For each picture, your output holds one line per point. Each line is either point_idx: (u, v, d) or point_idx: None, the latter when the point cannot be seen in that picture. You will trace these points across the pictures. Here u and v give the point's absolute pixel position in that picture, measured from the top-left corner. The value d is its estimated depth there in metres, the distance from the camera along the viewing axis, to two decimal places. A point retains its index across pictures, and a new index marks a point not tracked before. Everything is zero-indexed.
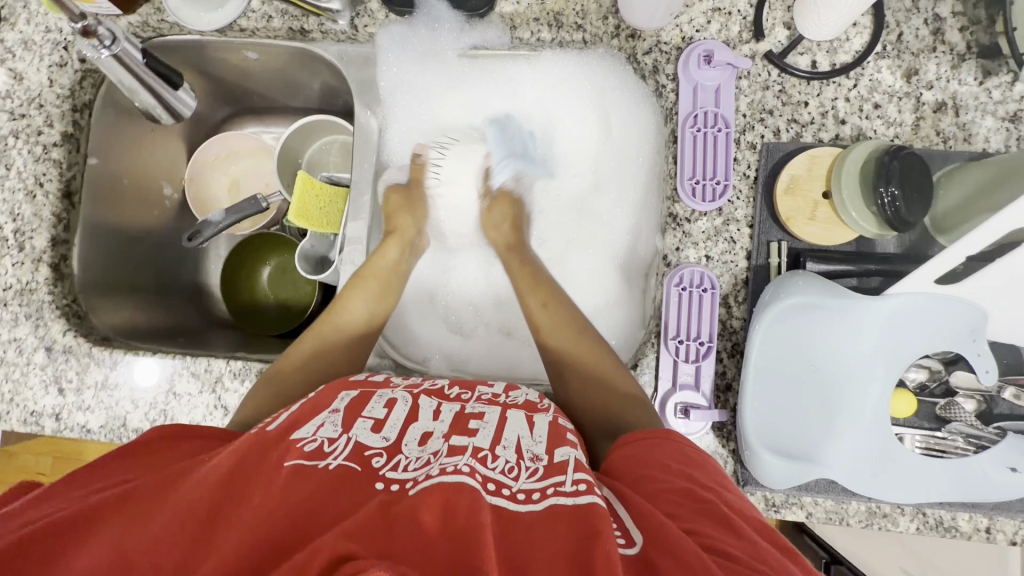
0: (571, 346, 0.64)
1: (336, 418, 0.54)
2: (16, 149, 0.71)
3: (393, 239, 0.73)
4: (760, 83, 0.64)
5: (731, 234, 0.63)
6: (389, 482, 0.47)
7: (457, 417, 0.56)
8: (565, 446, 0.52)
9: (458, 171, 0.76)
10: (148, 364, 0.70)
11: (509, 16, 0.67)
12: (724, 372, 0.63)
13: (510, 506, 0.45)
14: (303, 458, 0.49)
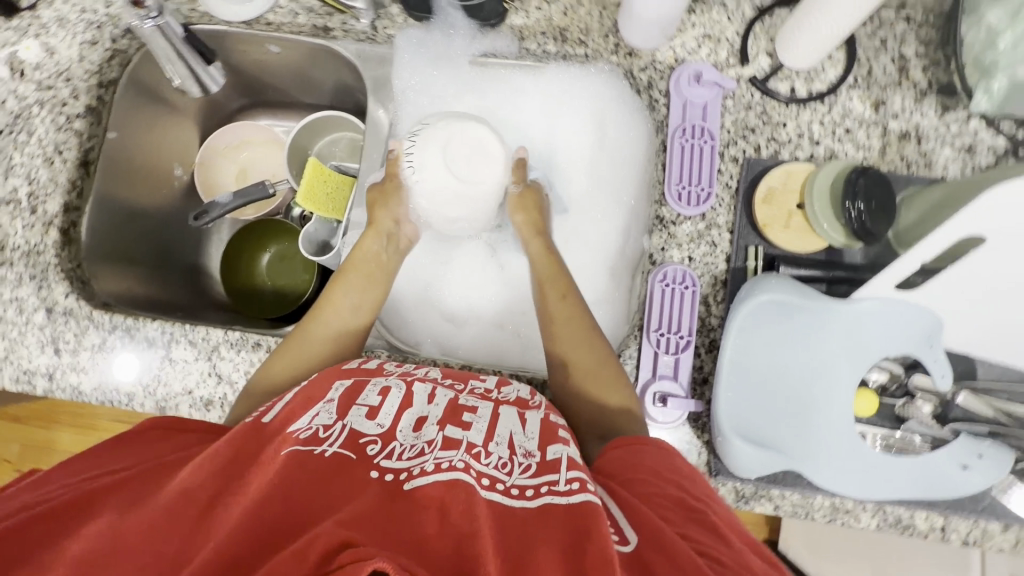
0: (573, 342, 0.66)
1: (332, 406, 0.57)
2: (40, 118, 0.75)
3: (372, 231, 0.76)
4: (743, 104, 0.70)
5: (713, 238, 0.68)
6: (384, 471, 0.50)
7: (451, 408, 0.59)
8: (556, 445, 0.55)
9: (429, 156, 0.70)
10: (130, 358, 0.71)
11: (519, 29, 0.73)
12: (701, 366, 0.66)
13: (505, 501, 0.48)
14: (301, 444, 0.52)
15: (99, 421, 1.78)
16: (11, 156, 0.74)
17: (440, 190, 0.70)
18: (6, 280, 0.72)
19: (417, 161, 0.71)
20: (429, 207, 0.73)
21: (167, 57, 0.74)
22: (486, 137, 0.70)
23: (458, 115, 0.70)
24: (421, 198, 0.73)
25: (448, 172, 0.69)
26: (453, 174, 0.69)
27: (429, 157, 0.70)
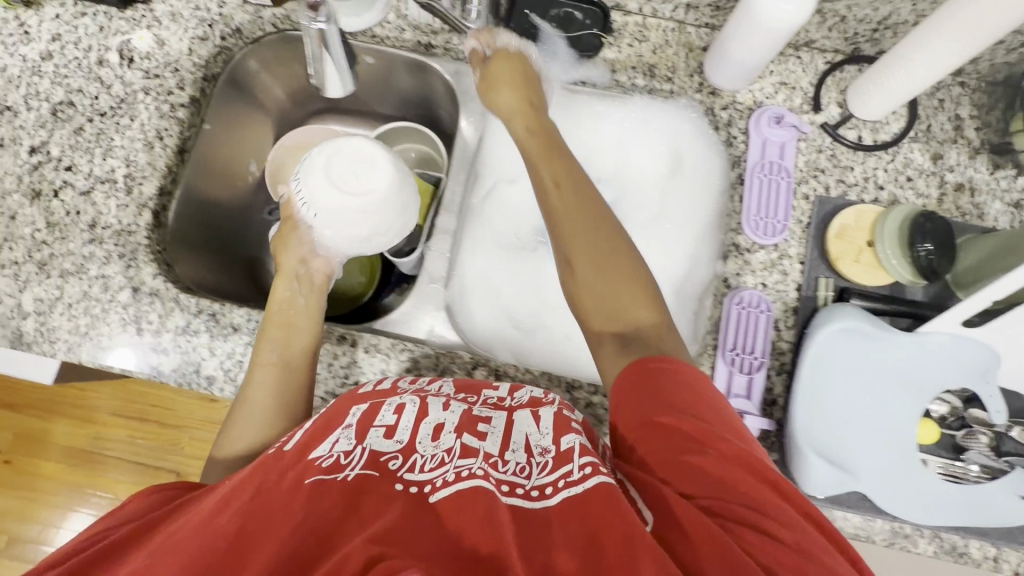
0: (600, 242, 0.63)
1: (349, 432, 0.57)
2: (144, 104, 0.77)
3: (281, 280, 0.74)
4: (815, 146, 0.76)
5: (784, 267, 0.72)
6: (409, 484, 0.52)
7: (467, 418, 0.59)
8: (569, 433, 0.56)
9: (313, 189, 0.70)
10: (126, 352, 0.71)
11: (612, 62, 0.79)
12: (770, 388, 0.69)
13: (525, 504, 0.51)
14: (323, 474, 0.53)
15: (102, 414, 1.72)
16: (112, 138, 0.76)
17: (339, 214, 0.70)
18: (94, 256, 0.73)
19: (307, 191, 0.71)
20: (337, 239, 0.73)
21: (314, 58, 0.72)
22: (361, 145, 0.71)
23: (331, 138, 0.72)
24: (325, 224, 0.71)
25: (337, 191, 0.69)
26: (343, 192, 0.69)
27: (312, 186, 0.70)
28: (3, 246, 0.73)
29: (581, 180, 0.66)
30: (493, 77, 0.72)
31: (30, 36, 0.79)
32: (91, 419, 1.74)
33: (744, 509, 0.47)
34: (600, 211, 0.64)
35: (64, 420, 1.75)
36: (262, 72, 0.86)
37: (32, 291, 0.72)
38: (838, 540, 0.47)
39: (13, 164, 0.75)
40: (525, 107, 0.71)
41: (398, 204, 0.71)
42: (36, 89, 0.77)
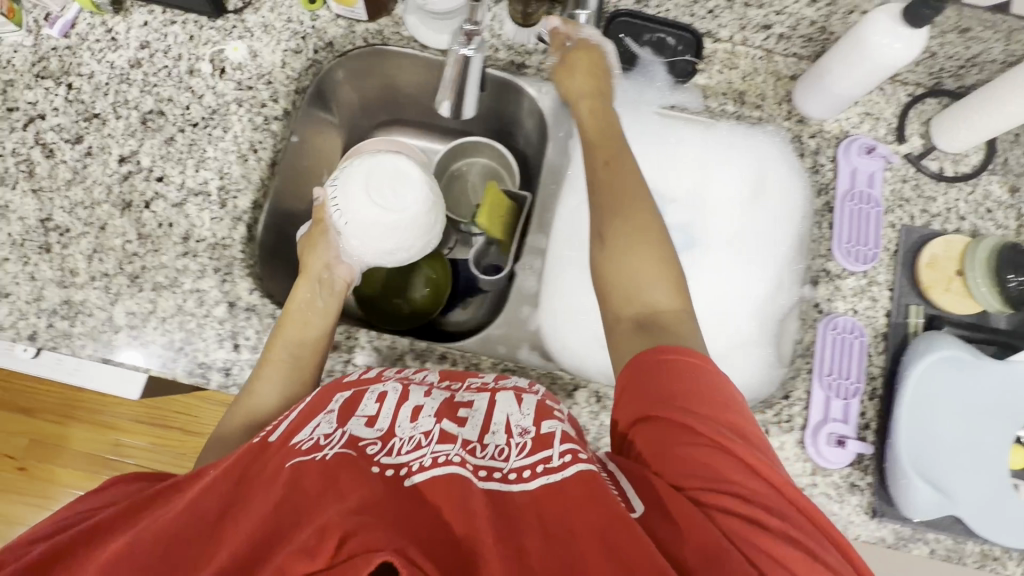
0: (632, 221, 0.61)
1: (331, 417, 0.57)
2: (237, 116, 0.76)
3: (303, 280, 0.73)
4: (899, 176, 0.78)
5: (874, 294, 0.74)
6: (385, 467, 0.50)
7: (447, 405, 0.58)
8: (552, 419, 0.55)
9: (350, 193, 0.72)
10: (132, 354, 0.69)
11: (703, 88, 0.81)
12: (864, 412, 0.70)
13: (502, 488, 0.49)
14: (301, 455, 0.51)
15: (124, 419, 1.62)
16: (205, 149, 0.75)
17: (370, 225, 0.72)
18: (188, 270, 0.71)
19: (343, 202, 0.72)
20: (362, 247, 0.74)
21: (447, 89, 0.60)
22: (402, 164, 0.74)
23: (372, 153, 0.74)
24: (357, 234, 0.73)
25: (376, 206, 0.71)
26: (380, 206, 0.72)
27: (351, 191, 0.72)
28: (92, 257, 0.71)
29: (632, 170, 0.64)
30: (569, 65, 0.71)
31: (118, 43, 0.78)
32: (111, 425, 1.64)
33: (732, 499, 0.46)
34: (641, 196, 0.63)
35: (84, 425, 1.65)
36: (346, 84, 0.86)
37: (124, 304, 0.70)
38: (830, 531, 0.46)
39: (102, 173, 0.74)
40: (591, 97, 0.71)
41: (427, 228, 0.75)
42: (125, 96, 0.76)
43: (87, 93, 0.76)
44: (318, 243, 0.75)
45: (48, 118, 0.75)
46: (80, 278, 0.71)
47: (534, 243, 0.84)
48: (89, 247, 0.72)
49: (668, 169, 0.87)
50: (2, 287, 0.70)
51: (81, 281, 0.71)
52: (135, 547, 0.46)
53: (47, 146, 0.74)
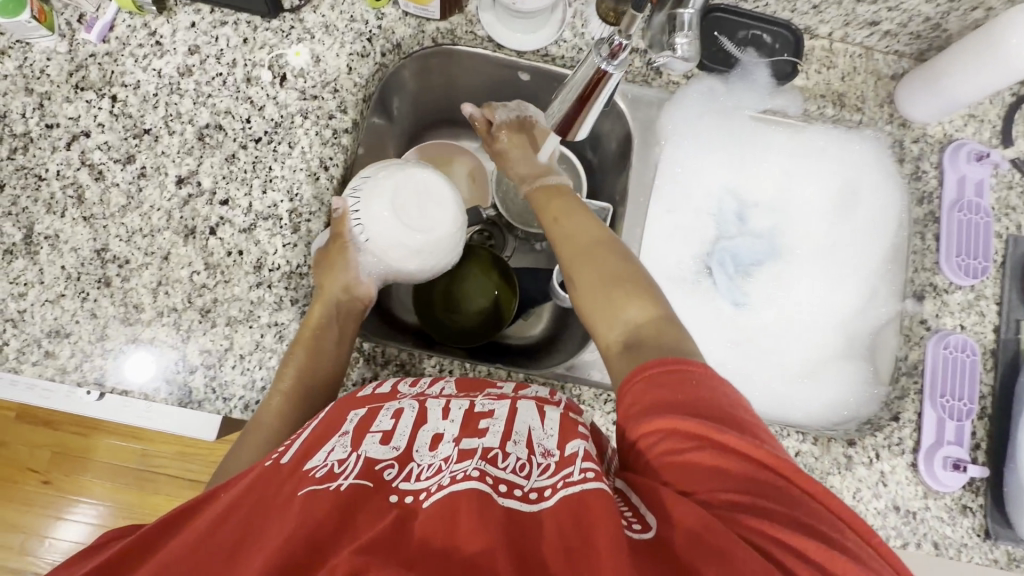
0: (587, 256, 0.59)
1: (346, 440, 0.50)
2: (303, 129, 0.70)
3: (317, 302, 0.64)
4: (1006, 183, 0.74)
5: (981, 308, 0.72)
6: (404, 494, 0.44)
7: (467, 417, 0.52)
8: (576, 439, 0.48)
9: (374, 210, 0.66)
10: (143, 358, 0.64)
11: (801, 90, 0.76)
12: (975, 433, 0.69)
13: (523, 507, 0.42)
14: (316, 484, 0.44)
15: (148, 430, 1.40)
16: (271, 167, 0.69)
17: (394, 242, 0.67)
18: (264, 302, 0.66)
19: (365, 218, 0.66)
20: (380, 265, 0.70)
21: (568, 93, 0.56)
22: (431, 181, 0.68)
23: (397, 165, 0.68)
24: (378, 252, 0.68)
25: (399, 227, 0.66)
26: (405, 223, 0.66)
27: (373, 211, 0.66)
28: (157, 291, 0.65)
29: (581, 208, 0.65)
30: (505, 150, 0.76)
31: (164, 48, 0.70)
32: (139, 434, 1.44)
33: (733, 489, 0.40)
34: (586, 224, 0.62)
35: (112, 434, 1.45)
36: (410, 82, 0.80)
37: (196, 341, 0.65)
38: (851, 515, 0.40)
39: (160, 197, 0.67)
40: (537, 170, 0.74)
41: (453, 246, 0.70)
42: (177, 109, 0.69)
43: (134, 106, 0.69)
44: (338, 261, 0.66)
45: (93, 134, 0.68)
46: (146, 314, 0.65)
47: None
48: (153, 280, 0.66)
49: (750, 175, 0.82)
50: (60, 326, 0.64)
51: (147, 318, 0.65)
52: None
53: (95, 167, 0.67)
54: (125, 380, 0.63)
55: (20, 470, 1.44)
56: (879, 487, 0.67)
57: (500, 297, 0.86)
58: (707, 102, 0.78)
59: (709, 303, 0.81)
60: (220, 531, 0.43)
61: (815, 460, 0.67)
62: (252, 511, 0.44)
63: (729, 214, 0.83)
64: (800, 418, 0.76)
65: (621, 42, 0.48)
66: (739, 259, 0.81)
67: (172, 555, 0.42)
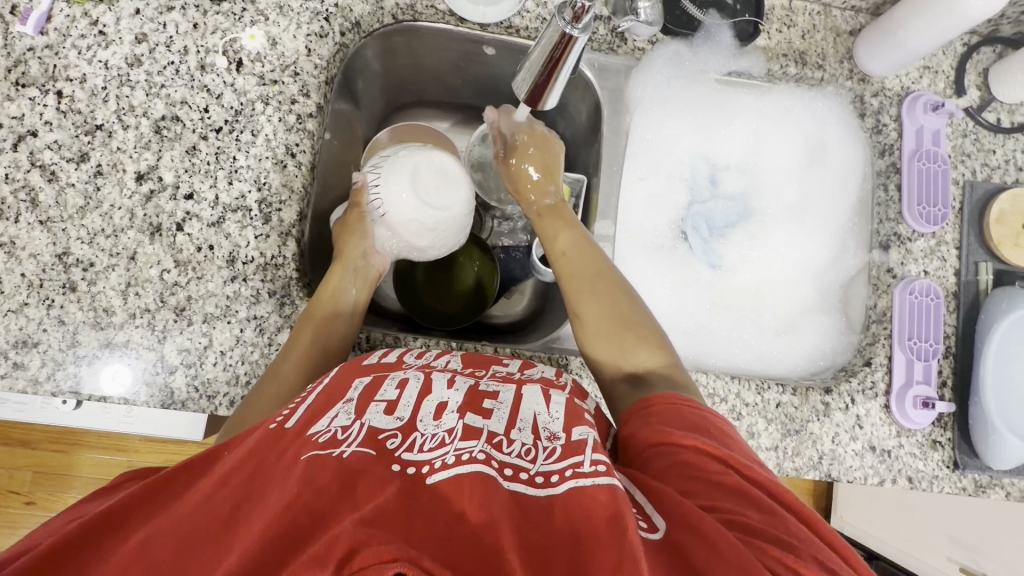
0: (597, 293, 0.63)
1: (350, 407, 0.50)
2: (265, 115, 0.68)
3: (339, 265, 0.70)
4: (960, 131, 0.77)
5: (943, 254, 0.75)
6: (406, 464, 0.44)
7: (470, 395, 0.52)
8: (582, 425, 0.49)
9: (392, 186, 0.70)
10: (122, 370, 0.62)
11: (764, 50, 0.77)
12: (942, 371, 0.72)
13: (529, 491, 0.43)
14: (318, 449, 0.44)
15: (131, 439, 1.37)
16: (235, 158, 0.67)
17: (407, 217, 0.70)
18: (240, 296, 0.65)
19: (384, 193, 0.71)
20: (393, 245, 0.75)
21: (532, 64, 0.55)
22: (449, 163, 0.71)
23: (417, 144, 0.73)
24: (394, 227, 0.72)
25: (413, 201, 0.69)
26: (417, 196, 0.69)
27: (391, 186, 0.70)
28: (127, 292, 0.63)
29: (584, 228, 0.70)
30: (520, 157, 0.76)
31: (109, 38, 0.67)
32: (122, 445, 1.40)
33: (746, 507, 0.42)
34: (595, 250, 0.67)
35: (94, 448, 1.41)
36: (374, 62, 0.78)
37: (173, 340, 0.63)
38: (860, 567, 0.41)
39: (120, 195, 0.65)
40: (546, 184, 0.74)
41: (463, 227, 0.74)
42: (129, 102, 0.66)
43: (83, 101, 0.66)
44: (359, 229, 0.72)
45: (41, 134, 0.64)
46: (117, 317, 0.63)
47: (603, 230, 0.80)
48: (121, 281, 0.63)
49: (719, 139, 0.84)
50: (27, 336, 0.62)
51: (119, 321, 0.63)
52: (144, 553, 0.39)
53: (46, 168, 0.64)
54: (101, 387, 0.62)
55: (2, 494, 1.39)
56: (856, 430, 0.70)
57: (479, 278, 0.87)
58: (673, 67, 0.79)
59: (687, 267, 0.82)
60: (223, 491, 0.43)
61: (795, 409, 0.70)
62: (252, 476, 0.43)
63: (701, 178, 0.84)
64: (778, 371, 0.79)
65: (584, 3, 0.48)
66: (713, 222, 0.83)
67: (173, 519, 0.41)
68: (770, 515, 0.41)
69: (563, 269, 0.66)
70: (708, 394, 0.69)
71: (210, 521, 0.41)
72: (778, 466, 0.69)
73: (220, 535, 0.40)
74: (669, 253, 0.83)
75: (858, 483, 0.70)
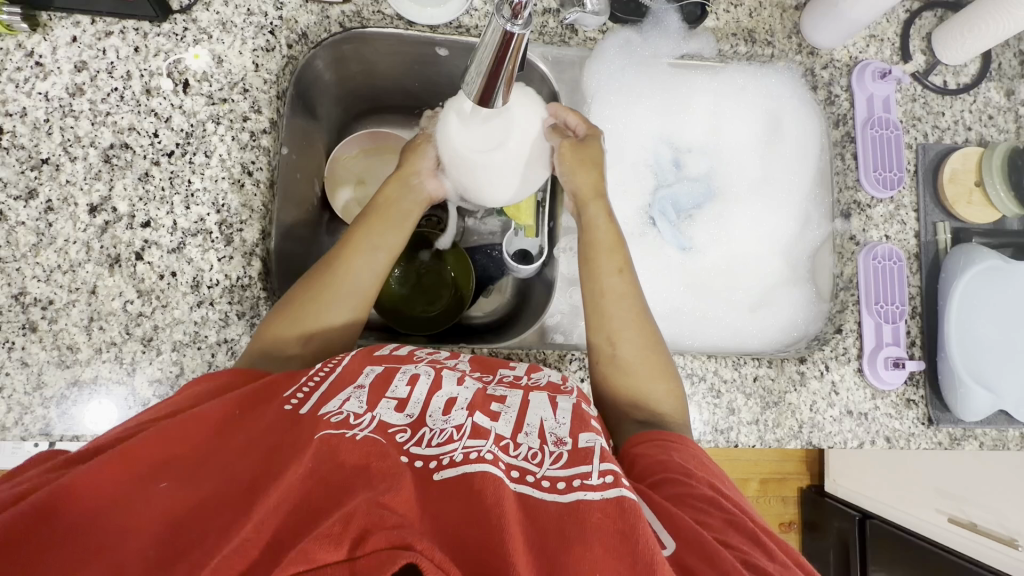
0: (641, 332, 0.64)
1: (362, 394, 0.49)
2: (217, 136, 0.67)
3: (394, 180, 0.73)
4: (909, 96, 0.79)
5: (902, 217, 0.76)
6: (415, 457, 0.44)
7: (480, 397, 0.51)
8: (589, 431, 0.48)
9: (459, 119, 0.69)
10: (103, 406, 0.61)
11: (713, 30, 0.78)
12: (910, 331, 0.74)
13: (535, 493, 0.43)
14: (332, 428, 0.44)
15: None
16: (190, 181, 0.65)
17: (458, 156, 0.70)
18: (209, 321, 0.64)
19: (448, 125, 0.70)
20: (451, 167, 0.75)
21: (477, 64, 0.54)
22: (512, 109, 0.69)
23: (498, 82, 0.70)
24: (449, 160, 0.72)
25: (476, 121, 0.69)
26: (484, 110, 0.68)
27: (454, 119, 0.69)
28: (91, 327, 0.62)
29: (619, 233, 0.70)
30: (579, 155, 0.72)
31: (46, 68, 0.65)
32: None
33: (753, 548, 0.44)
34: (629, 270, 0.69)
35: None
36: (325, 73, 0.77)
37: (144, 372, 0.62)
38: None
39: (74, 229, 0.63)
40: (595, 196, 0.71)
41: (512, 172, 0.72)
42: (75, 132, 0.65)
43: (25, 136, 0.64)
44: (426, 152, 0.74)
45: None
46: (83, 353, 0.61)
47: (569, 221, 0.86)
48: (84, 317, 0.62)
49: (677, 122, 0.85)
50: None
51: (86, 357, 0.61)
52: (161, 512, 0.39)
53: None
54: (73, 425, 0.60)
55: None
56: (833, 396, 0.72)
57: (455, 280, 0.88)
58: (625, 55, 0.80)
59: (658, 252, 0.83)
60: (240, 461, 0.43)
61: (772, 381, 0.71)
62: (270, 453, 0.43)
63: (665, 161, 0.85)
64: (754, 346, 0.80)
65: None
66: (680, 206, 0.84)
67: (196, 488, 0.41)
68: (774, 560, 0.44)
69: (602, 282, 0.66)
70: (687, 375, 0.70)
71: (224, 487, 0.41)
72: (760, 439, 0.70)
73: (235, 501, 0.40)
74: (640, 239, 0.83)
75: (839, 447, 0.72)
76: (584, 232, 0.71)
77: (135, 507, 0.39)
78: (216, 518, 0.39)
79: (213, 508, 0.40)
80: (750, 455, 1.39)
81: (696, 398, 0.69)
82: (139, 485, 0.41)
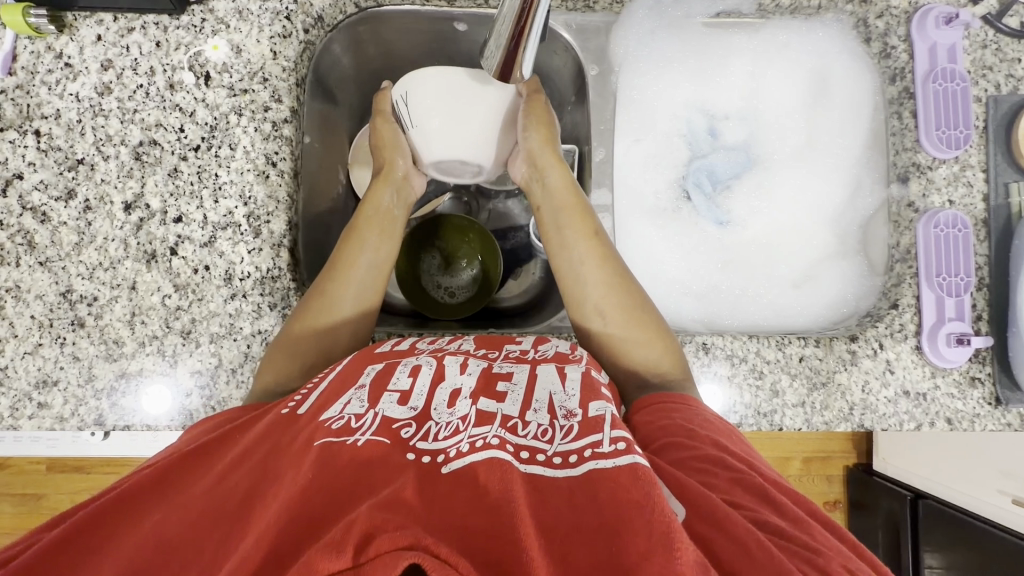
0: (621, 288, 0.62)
1: (363, 394, 0.49)
2: (240, 127, 0.67)
3: (381, 182, 0.71)
4: (979, 43, 0.71)
5: (968, 179, 0.70)
6: (421, 453, 0.43)
7: (485, 379, 0.51)
8: (599, 400, 0.48)
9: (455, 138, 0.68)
10: (160, 391, 0.63)
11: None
12: (974, 305, 0.68)
13: (547, 471, 0.42)
14: (332, 436, 0.44)
15: None
16: (217, 174, 0.66)
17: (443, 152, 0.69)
18: (243, 312, 0.65)
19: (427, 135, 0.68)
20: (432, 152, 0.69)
21: (498, 45, 0.52)
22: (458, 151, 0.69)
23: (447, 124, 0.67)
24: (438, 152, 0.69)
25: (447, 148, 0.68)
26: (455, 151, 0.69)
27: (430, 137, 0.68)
28: (133, 322, 0.64)
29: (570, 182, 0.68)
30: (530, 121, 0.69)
31: (76, 69, 0.66)
32: None
33: (760, 504, 0.42)
34: (592, 223, 0.65)
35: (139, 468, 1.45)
36: (343, 57, 0.76)
37: (185, 364, 0.64)
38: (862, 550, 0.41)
39: (111, 227, 0.65)
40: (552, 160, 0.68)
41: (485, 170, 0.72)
42: (106, 131, 0.66)
43: (61, 137, 0.65)
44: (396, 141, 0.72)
45: (27, 175, 0.65)
46: (128, 347, 0.64)
47: (598, 200, 0.77)
48: (126, 312, 0.64)
49: (711, 87, 0.80)
50: (47, 375, 0.63)
51: (130, 350, 0.64)
52: (160, 534, 0.39)
53: (37, 210, 0.65)
54: (123, 414, 0.63)
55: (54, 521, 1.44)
56: (887, 375, 0.67)
57: (482, 270, 0.86)
58: (656, 16, 0.77)
59: (693, 227, 0.79)
60: (230, 479, 0.42)
61: (820, 362, 0.67)
62: (264, 465, 0.43)
63: (700, 131, 0.80)
64: (799, 325, 0.76)
65: None
66: (716, 177, 0.79)
67: (190, 508, 0.41)
68: (787, 517, 0.41)
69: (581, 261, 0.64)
70: (725, 356, 0.67)
71: (220, 505, 0.41)
72: (807, 422, 0.66)
73: (234, 515, 0.40)
74: (672, 214, 0.79)
75: (894, 430, 0.67)
76: (542, 202, 0.68)
77: (136, 537, 0.39)
78: (216, 540, 0.39)
79: (212, 524, 0.40)
80: (793, 434, 1.34)
81: (736, 379, 0.66)
82: (140, 514, 0.41)
